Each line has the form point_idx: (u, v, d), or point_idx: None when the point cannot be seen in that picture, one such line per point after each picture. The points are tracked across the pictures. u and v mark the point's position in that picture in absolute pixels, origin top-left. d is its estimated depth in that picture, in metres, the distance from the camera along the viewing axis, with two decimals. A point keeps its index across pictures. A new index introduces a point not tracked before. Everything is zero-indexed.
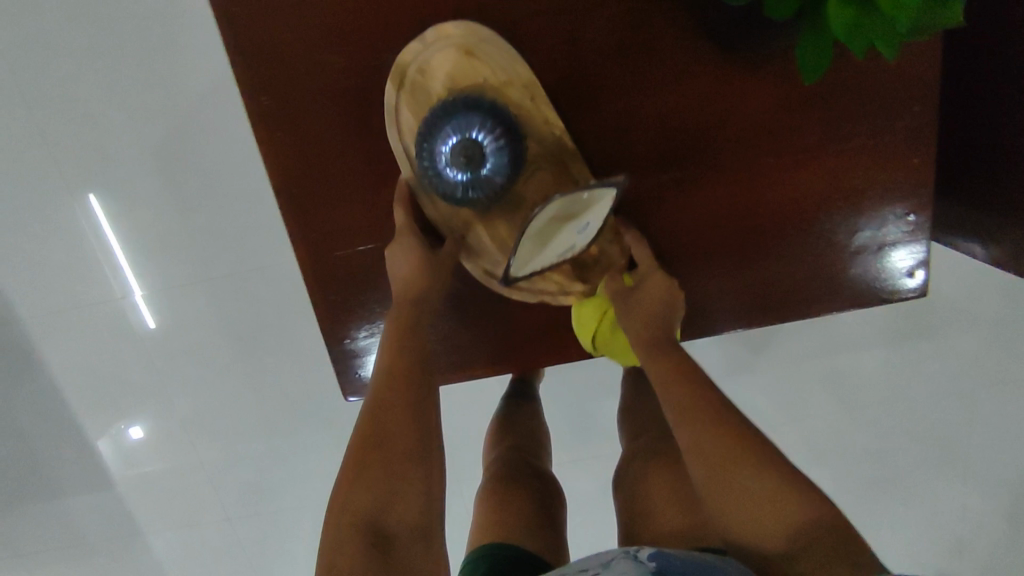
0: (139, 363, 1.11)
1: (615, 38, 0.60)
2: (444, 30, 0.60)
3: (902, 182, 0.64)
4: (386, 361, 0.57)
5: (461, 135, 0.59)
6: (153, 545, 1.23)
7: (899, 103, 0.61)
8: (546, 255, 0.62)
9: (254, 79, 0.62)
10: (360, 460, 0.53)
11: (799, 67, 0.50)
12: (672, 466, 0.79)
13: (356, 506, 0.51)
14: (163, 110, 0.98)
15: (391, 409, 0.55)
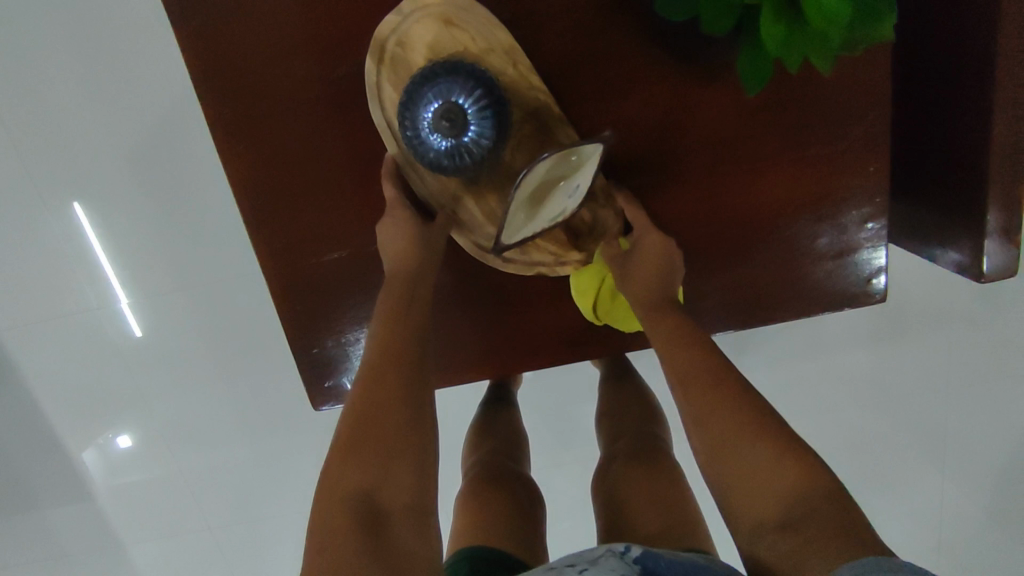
0: (116, 374, 1.10)
1: (574, 47, 0.59)
2: (421, 0, 0.57)
3: (859, 190, 0.64)
4: (379, 337, 0.54)
5: (444, 100, 0.56)
6: (139, 556, 1.22)
7: (854, 113, 0.60)
8: (538, 221, 0.60)
9: (217, 93, 0.62)
10: (350, 439, 0.49)
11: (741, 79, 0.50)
12: (649, 466, 0.80)
13: (346, 487, 0.47)
14: (134, 120, 0.97)
15: (384, 385, 0.51)
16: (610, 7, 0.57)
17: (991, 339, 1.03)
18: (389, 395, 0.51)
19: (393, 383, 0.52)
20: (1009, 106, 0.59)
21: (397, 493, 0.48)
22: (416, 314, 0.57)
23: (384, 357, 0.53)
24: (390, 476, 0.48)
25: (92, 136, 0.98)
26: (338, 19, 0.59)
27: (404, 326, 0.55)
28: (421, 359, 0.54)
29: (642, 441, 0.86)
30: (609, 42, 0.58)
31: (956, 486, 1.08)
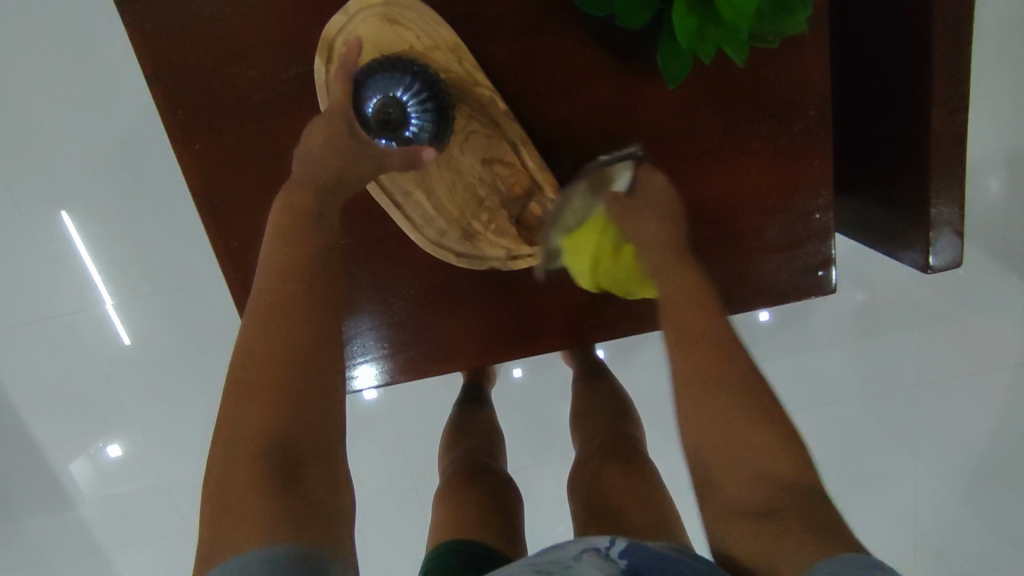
0: (90, 378, 1.11)
1: (515, 47, 0.60)
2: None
3: (804, 183, 0.65)
4: (274, 268, 0.51)
5: (383, 93, 0.58)
6: (118, 562, 1.22)
7: (792, 109, 0.62)
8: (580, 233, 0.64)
9: (174, 99, 0.63)
10: (248, 378, 0.46)
11: (664, 75, 0.52)
12: (621, 462, 0.81)
13: (246, 430, 0.44)
14: (104, 129, 0.98)
15: (278, 320, 0.48)
16: (552, 8, 0.59)
17: (957, 330, 1.04)
18: (288, 329, 0.48)
19: (289, 315, 0.49)
20: (944, 97, 0.60)
21: (304, 434, 0.45)
22: (312, 257, 0.52)
23: (283, 287, 0.50)
24: (295, 429, 0.45)
25: (66, 147, 0.99)
26: (285, 23, 0.61)
27: (297, 276, 0.50)
28: (330, 289, 0.51)
29: (614, 438, 0.86)
30: (551, 43, 0.60)
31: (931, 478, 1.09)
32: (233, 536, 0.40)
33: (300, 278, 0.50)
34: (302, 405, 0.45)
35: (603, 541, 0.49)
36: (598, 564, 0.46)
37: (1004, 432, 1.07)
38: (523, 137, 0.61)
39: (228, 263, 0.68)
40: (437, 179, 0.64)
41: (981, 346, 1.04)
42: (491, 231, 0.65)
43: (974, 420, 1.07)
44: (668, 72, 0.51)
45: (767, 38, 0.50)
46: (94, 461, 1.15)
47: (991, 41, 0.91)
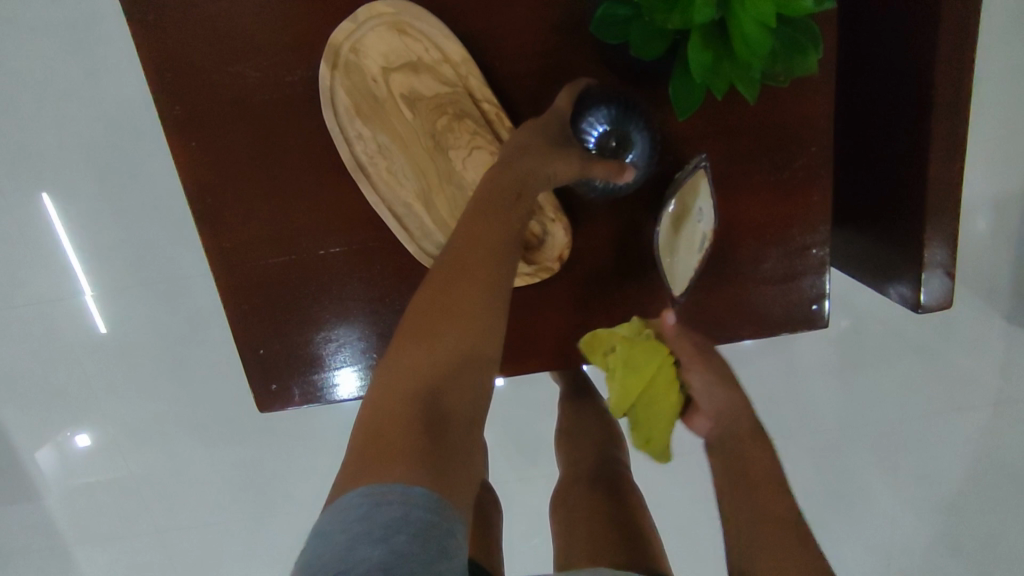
0: (64, 369, 1.08)
1: (525, 66, 0.60)
2: (376, 8, 0.58)
3: (801, 217, 0.66)
4: (465, 225, 0.54)
5: (613, 125, 0.56)
6: (81, 559, 1.19)
7: (795, 145, 0.63)
8: (691, 254, 0.64)
9: (173, 93, 0.62)
10: (428, 327, 0.51)
11: (675, 105, 0.52)
12: (603, 486, 0.81)
13: (416, 373, 0.49)
14: (95, 113, 0.96)
15: (466, 282, 0.52)
16: (565, 28, 0.59)
17: (940, 369, 1.05)
18: (469, 292, 0.52)
19: (475, 279, 0.52)
20: (942, 140, 0.61)
21: (459, 400, 0.49)
22: (501, 244, 0.54)
23: (471, 246, 0.53)
24: (450, 392, 0.49)
25: (54, 129, 0.96)
26: (291, 24, 0.60)
27: (481, 237, 0.54)
28: (508, 259, 0.55)
29: (598, 461, 0.86)
30: (560, 63, 0.60)
31: (903, 513, 1.11)
32: (373, 464, 0.44)
33: (491, 241, 0.54)
34: (461, 369, 0.50)
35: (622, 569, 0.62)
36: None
37: (977, 471, 1.09)
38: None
39: (219, 262, 0.68)
40: (439, 193, 0.63)
41: (960, 386, 1.06)
42: None
43: (947, 457, 1.09)
44: (679, 102, 0.51)
45: (783, 79, 0.50)
46: (60, 455, 1.12)
47: (989, 86, 0.93)
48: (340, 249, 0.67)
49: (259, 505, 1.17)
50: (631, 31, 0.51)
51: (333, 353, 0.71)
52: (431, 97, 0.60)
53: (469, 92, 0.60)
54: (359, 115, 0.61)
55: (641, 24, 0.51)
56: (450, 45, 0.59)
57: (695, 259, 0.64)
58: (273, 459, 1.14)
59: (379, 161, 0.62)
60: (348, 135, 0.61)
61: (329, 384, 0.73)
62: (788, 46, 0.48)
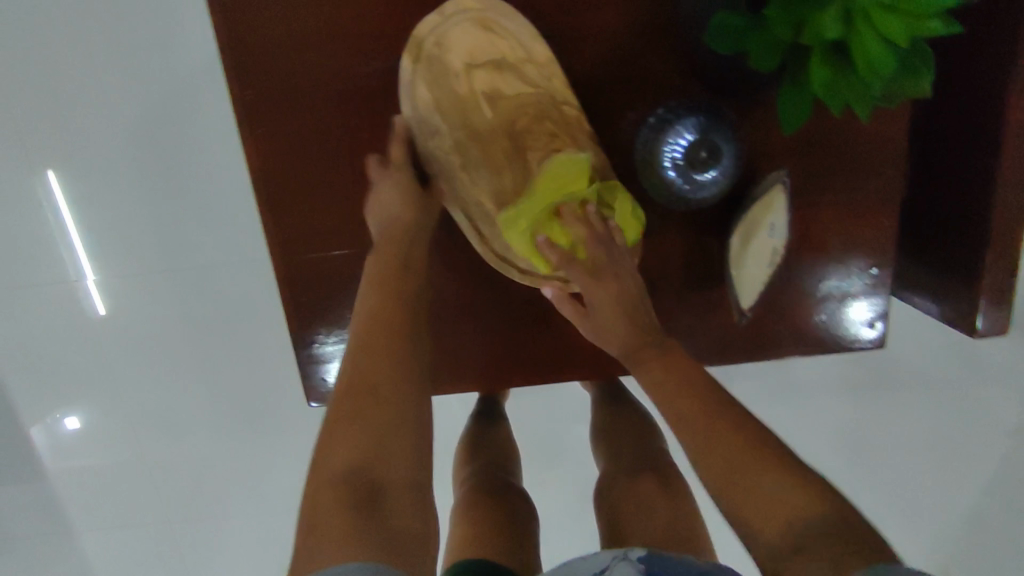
0: (85, 350, 1.06)
1: (605, 72, 0.61)
2: (464, 5, 0.59)
3: (866, 238, 0.66)
4: (374, 302, 0.58)
5: (698, 136, 0.54)
6: (91, 540, 1.18)
7: (866, 166, 0.63)
8: (760, 270, 0.64)
9: (246, 78, 0.61)
10: (351, 403, 0.52)
11: (782, 120, 0.50)
12: (648, 478, 0.82)
13: (348, 449, 0.50)
14: (130, 91, 0.93)
15: (375, 353, 0.55)
16: (648, 36, 0.59)
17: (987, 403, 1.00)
18: (390, 357, 0.55)
19: (389, 345, 0.56)
20: (1012, 168, 0.62)
21: (394, 464, 0.50)
22: (399, 299, 0.59)
23: (378, 324, 0.57)
24: (384, 457, 0.50)
25: (89, 106, 0.93)
26: (375, 17, 0.60)
27: (390, 309, 0.58)
28: (416, 325, 0.59)
29: (637, 455, 0.88)
30: (641, 71, 0.60)
31: (936, 554, 1.05)
32: (324, 544, 0.45)
33: (403, 307, 0.58)
34: (389, 432, 0.51)
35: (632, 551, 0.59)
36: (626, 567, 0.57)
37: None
38: (601, 159, 0.59)
39: (279, 254, 0.67)
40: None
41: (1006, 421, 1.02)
42: None
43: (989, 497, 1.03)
44: (786, 117, 0.50)
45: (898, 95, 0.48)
46: (75, 436, 1.10)
47: None
48: None
49: (274, 496, 1.15)
50: (751, 32, 0.47)
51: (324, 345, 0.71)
52: (513, 96, 0.60)
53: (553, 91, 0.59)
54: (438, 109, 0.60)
55: (759, 24, 0.47)
56: (538, 45, 0.59)
57: (762, 275, 0.64)
58: (291, 454, 1.12)
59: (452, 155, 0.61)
60: (427, 129, 0.61)
61: None
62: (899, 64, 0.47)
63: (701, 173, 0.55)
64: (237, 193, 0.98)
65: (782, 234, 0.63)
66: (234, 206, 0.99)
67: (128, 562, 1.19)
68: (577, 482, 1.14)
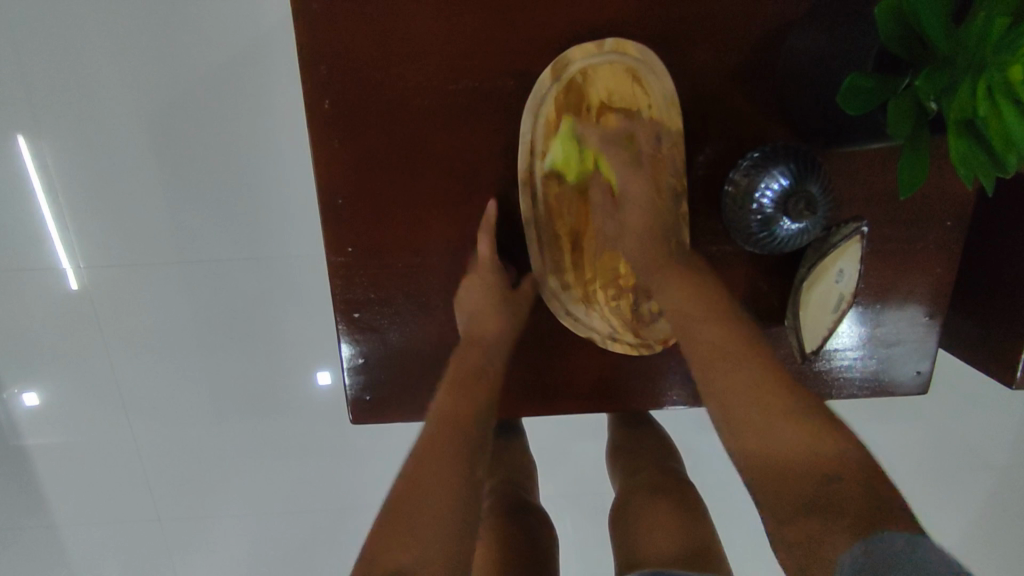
0: (83, 328, 1.02)
1: (694, 107, 0.60)
2: (623, 47, 0.58)
3: (924, 288, 0.67)
4: (444, 398, 0.58)
5: (790, 184, 0.55)
6: (73, 518, 1.14)
7: (932, 219, 0.64)
8: (824, 314, 0.64)
9: (325, 81, 0.59)
10: (400, 493, 0.50)
11: (898, 180, 0.46)
12: (668, 500, 0.80)
13: (391, 546, 0.47)
14: (157, 74, 0.88)
15: (436, 444, 0.53)
16: (742, 75, 0.59)
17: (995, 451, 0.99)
18: (444, 448, 0.53)
19: (448, 435, 0.54)
20: None
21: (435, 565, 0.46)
22: (472, 393, 0.58)
23: (445, 417, 0.56)
24: (423, 555, 0.46)
25: (111, 84, 0.88)
26: (467, 31, 0.58)
27: (458, 402, 0.57)
28: (482, 423, 0.57)
29: (663, 477, 0.84)
30: (729, 109, 0.60)
31: None
32: None
33: (472, 401, 0.57)
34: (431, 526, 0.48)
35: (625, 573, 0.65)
36: None
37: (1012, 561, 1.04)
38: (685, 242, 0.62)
39: (335, 265, 0.65)
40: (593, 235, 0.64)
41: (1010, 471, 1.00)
42: (614, 309, 0.66)
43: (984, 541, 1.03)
44: (904, 176, 0.46)
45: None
46: (67, 412, 1.07)
47: None
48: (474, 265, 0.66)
49: (268, 489, 1.13)
50: (884, 92, 0.45)
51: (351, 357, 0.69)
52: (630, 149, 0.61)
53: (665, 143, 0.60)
54: (561, 143, 0.61)
55: (894, 88, 0.45)
56: (667, 83, 0.59)
57: (826, 320, 0.64)
58: (292, 450, 1.10)
59: (553, 181, 0.62)
60: (535, 151, 0.61)
61: (421, 398, 0.71)
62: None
63: (793, 220, 0.56)
64: (263, 190, 0.94)
65: (850, 280, 0.63)
66: (256, 200, 0.94)
67: (115, 548, 1.17)
68: (584, 497, 1.13)
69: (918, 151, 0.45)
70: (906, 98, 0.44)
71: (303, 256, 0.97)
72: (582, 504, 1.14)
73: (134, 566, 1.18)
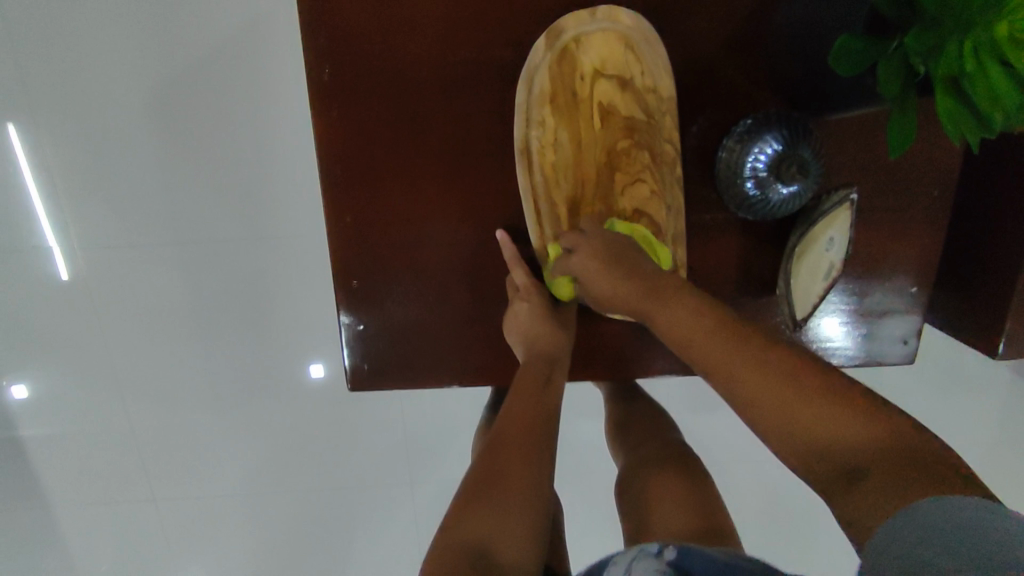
0: (77, 310, 1.01)
1: (687, 77, 0.62)
2: (615, 14, 0.60)
3: (911, 259, 0.69)
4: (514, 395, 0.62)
5: (783, 150, 0.57)
6: (66, 503, 1.14)
7: (918, 187, 0.65)
8: (814, 282, 0.66)
9: (325, 49, 0.60)
10: (481, 482, 0.56)
11: (887, 139, 0.47)
12: (672, 471, 0.80)
13: (474, 528, 0.53)
14: (153, 51, 0.88)
15: (513, 442, 0.58)
16: (734, 45, 0.60)
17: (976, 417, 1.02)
18: (519, 445, 0.58)
19: (525, 436, 0.58)
20: None
21: (507, 542, 0.53)
22: (540, 397, 0.61)
23: (518, 417, 0.60)
24: (499, 535, 0.53)
25: (108, 64, 0.88)
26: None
27: (528, 405, 0.60)
28: (551, 427, 0.60)
29: (664, 449, 0.84)
30: (721, 79, 0.61)
31: None
32: None
33: (542, 402, 0.61)
34: (509, 510, 0.54)
35: (654, 546, 0.52)
36: (649, 565, 0.50)
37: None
38: (679, 206, 0.63)
39: (336, 236, 0.66)
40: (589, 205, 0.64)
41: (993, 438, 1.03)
42: None
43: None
44: (893, 135, 0.47)
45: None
46: (59, 397, 1.06)
47: None
48: (473, 234, 0.67)
49: (263, 471, 1.13)
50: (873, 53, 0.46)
51: (353, 330, 0.70)
52: (625, 116, 0.63)
53: (660, 109, 0.62)
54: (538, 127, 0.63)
55: (884, 49, 0.46)
56: (661, 50, 0.60)
57: (816, 288, 0.66)
58: (288, 430, 1.10)
59: (548, 149, 0.63)
60: (530, 119, 0.62)
61: (419, 368, 0.71)
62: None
63: (785, 184, 0.58)
64: (260, 168, 0.94)
65: (840, 249, 0.65)
66: (253, 178, 0.94)
67: (115, 535, 1.17)
68: (580, 478, 1.14)
69: (906, 112, 0.46)
70: (894, 57, 0.45)
71: (301, 233, 0.98)
72: (581, 485, 1.14)
73: (134, 553, 1.18)
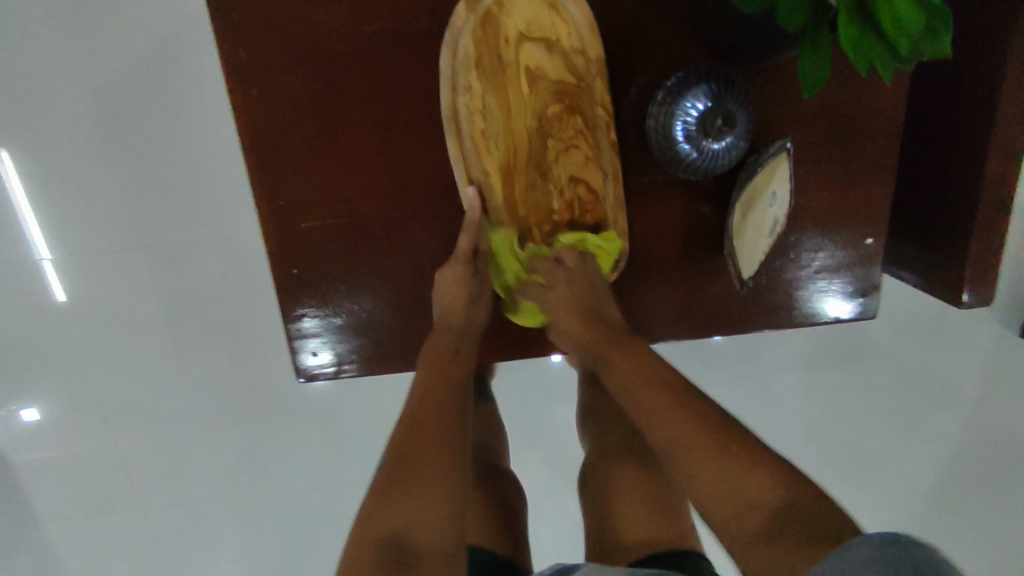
0: (47, 334, 1.01)
1: (610, 32, 0.60)
2: None
3: (867, 204, 0.66)
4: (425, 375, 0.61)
5: (712, 104, 0.55)
6: (60, 529, 1.15)
7: (864, 132, 0.63)
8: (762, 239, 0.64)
9: (238, 39, 0.59)
10: (396, 462, 0.55)
11: (800, 79, 0.46)
12: (638, 454, 0.79)
13: (390, 508, 0.52)
14: (94, 65, 0.88)
15: (425, 418, 0.57)
16: None
17: (960, 370, 1.00)
18: (433, 421, 0.57)
19: (435, 412, 0.58)
20: None
21: (424, 518, 0.52)
22: (450, 372, 0.61)
23: (429, 394, 0.59)
24: (416, 514, 0.52)
25: (53, 77, 0.88)
26: None
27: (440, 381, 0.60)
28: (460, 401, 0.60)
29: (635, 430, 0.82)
30: (643, 31, 0.60)
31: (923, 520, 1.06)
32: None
33: (450, 377, 0.61)
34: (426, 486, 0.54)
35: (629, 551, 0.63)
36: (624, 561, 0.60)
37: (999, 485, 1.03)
38: (615, 171, 0.63)
39: (272, 225, 0.65)
40: (520, 173, 0.63)
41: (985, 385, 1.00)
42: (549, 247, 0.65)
43: (964, 463, 1.04)
44: (806, 74, 0.45)
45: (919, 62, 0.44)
46: (41, 426, 1.07)
47: None
48: (411, 213, 0.66)
49: (250, 478, 1.13)
50: None
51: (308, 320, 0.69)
52: (552, 78, 0.61)
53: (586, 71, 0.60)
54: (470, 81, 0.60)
55: None
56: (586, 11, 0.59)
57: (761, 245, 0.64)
58: (269, 432, 1.10)
59: (477, 117, 0.61)
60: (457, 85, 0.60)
61: (371, 355, 0.71)
62: (940, 27, 0.41)
63: (716, 138, 0.56)
64: (212, 167, 0.93)
65: (783, 203, 0.63)
66: (207, 180, 0.94)
67: (107, 550, 1.17)
68: (568, 462, 1.12)
69: (817, 49, 0.45)
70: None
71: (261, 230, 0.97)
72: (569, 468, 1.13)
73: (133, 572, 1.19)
